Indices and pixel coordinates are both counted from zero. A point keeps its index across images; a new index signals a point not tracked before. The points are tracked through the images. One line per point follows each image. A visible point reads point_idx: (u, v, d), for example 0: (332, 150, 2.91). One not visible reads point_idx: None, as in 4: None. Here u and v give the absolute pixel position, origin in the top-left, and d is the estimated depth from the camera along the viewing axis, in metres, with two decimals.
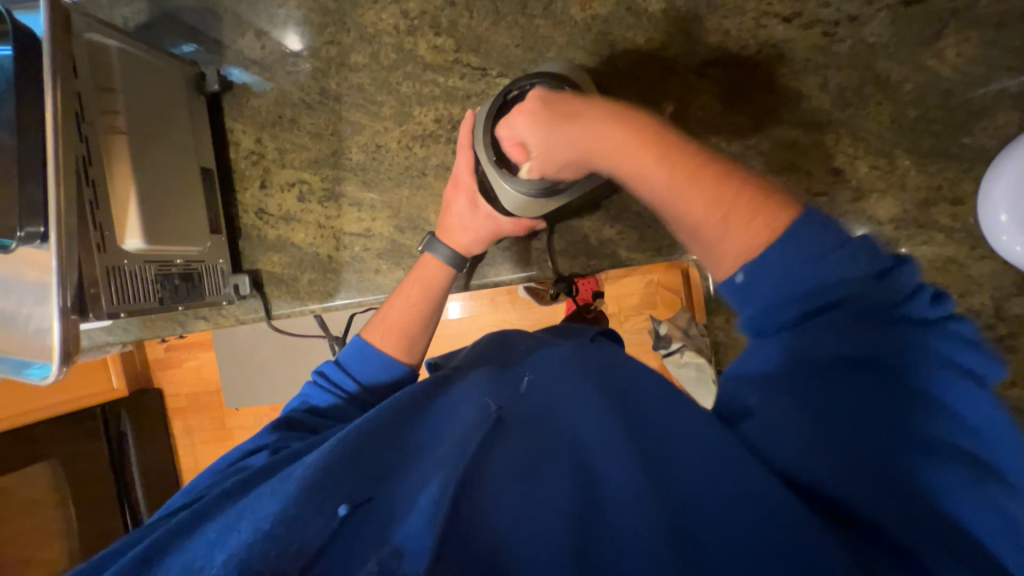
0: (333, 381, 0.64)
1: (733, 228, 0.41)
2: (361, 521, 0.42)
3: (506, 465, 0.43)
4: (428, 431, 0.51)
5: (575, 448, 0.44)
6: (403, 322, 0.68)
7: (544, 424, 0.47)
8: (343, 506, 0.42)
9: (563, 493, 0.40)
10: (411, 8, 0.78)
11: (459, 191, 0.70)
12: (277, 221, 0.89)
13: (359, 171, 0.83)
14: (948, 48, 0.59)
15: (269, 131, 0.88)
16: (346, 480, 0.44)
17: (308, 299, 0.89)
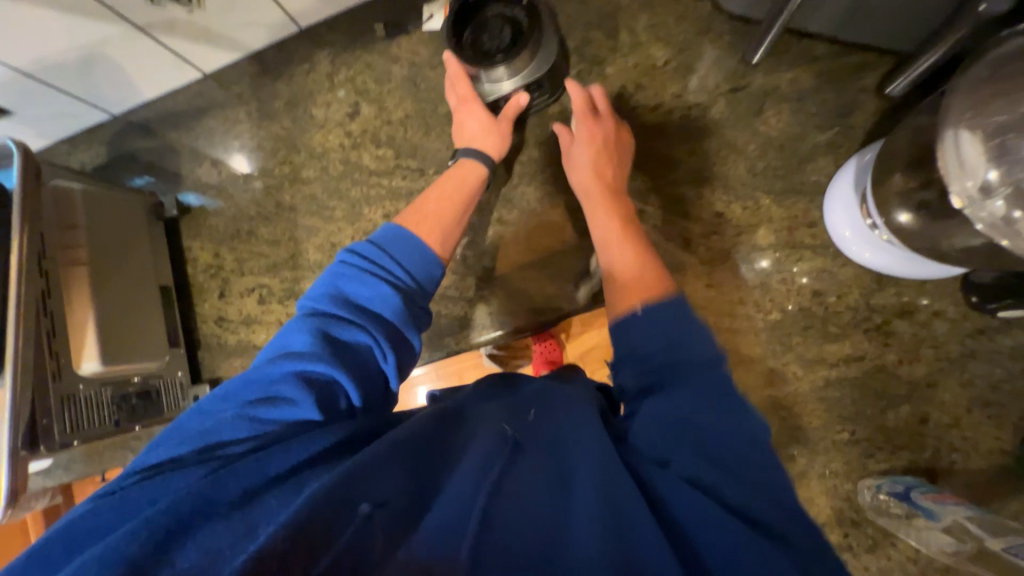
0: (368, 258, 0.55)
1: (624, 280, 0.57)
2: (374, 528, 0.36)
3: (536, 487, 0.40)
4: (440, 438, 0.46)
5: (594, 458, 0.41)
6: (442, 218, 0.64)
7: (567, 443, 0.44)
8: (371, 503, 0.37)
9: (592, 503, 0.38)
10: (353, 128, 0.92)
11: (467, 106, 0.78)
12: (238, 326, 0.92)
13: (317, 268, 0.90)
14: (770, 118, 0.79)
15: (227, 244, 0.94)
16: (371, 482, 0.39)
17: None
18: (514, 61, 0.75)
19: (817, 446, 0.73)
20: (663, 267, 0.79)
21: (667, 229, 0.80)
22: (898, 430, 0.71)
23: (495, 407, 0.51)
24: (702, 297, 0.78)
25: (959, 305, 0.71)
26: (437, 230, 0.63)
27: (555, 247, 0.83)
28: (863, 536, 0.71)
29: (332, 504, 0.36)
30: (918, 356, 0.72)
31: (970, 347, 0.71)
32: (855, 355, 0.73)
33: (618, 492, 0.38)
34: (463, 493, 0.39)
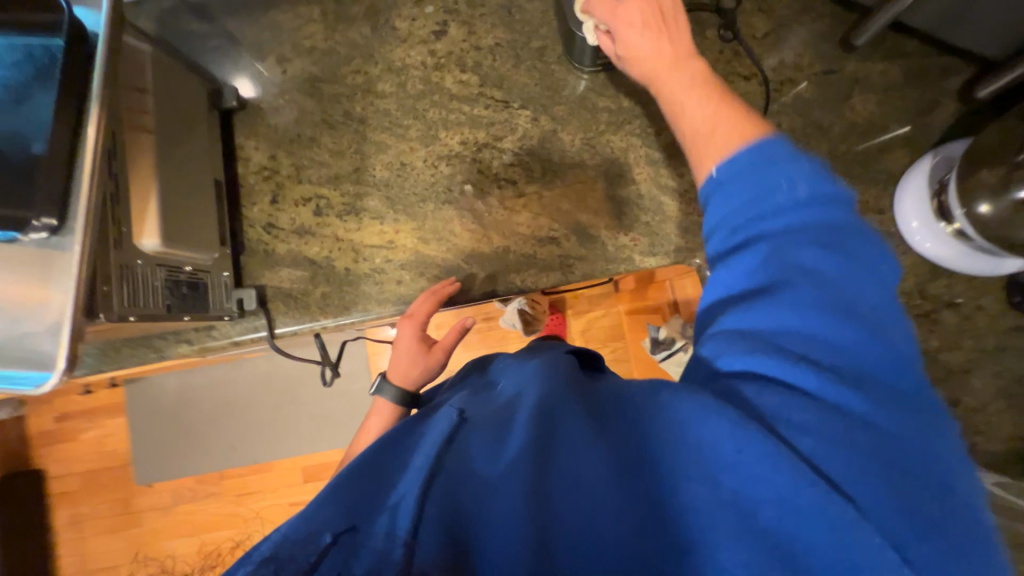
0: None
1: (717, 138, 0.49)
2: (348, 552, 0.37)
3: (481, 455, 0.42)
4: (412, 430, 0.50)
5: (527, 413, 0.43)
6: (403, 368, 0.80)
7: (504, 417, 0.45)
8: (332, 534, 0.37)
9: (519, 466, 0.39)
10: (438, 48, 0.88)
11: (403, 322, 0.80)
12: (289, 235, 0.87)
13: (383, 186, 0.87)
14: (857, 105, 0.82)
15: (285, 148, 0.89)
16: (333, 505, 0.39)
17: (320, 314, 0.86)
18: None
19: None
20: None
21: None
22: None
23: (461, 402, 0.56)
24: None
25: (1000, 301, 0.77)
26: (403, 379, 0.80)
27: (634, 199, 0.83)
28: None
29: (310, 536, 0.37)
30: (959, 345, 0.77)
31: (1004, 341, 0.77)
32: None
33: (539, 436, 0.41)
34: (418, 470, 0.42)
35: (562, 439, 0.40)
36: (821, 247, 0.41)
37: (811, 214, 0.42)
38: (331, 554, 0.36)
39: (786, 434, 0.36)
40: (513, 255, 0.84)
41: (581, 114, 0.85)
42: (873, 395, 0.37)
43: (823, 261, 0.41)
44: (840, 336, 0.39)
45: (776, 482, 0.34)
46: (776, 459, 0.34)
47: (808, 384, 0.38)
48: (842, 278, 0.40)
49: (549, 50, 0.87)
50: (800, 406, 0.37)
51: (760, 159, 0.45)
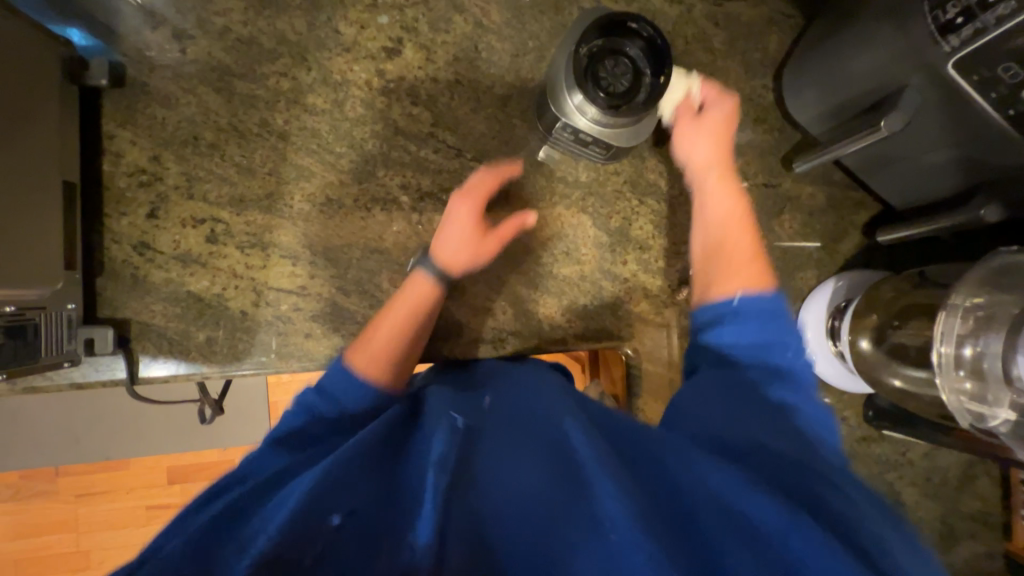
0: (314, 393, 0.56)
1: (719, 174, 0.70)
2: (352, 537, 0.35)
3: (494, 461, 0.41)
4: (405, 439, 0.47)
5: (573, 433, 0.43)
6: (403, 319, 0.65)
7: (516, 430, 0.46)
8: (340, 516, 0.36)
9: (542, 476, 0.39)
10: (388, 69, 0.76)
11: (464, 200, 0.71)
12: (169, 261, 0.71)
13: (301, 221, 0.74)
14: (785, 223, 0.88)
15: (175, 151, 0.71)
16: (344, 494, 0.37)
17: (201, 361, 0.72)
18: (607, 111, 0.69)
19: None
20: (666, 327, 0.84)
21: (678, 293, 0.84)
22: None
23: (450, 401, 0.52)
24: None
25: (859, 415, 0.90)
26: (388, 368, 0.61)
27: (574, 278, 0.81)
28: None
29: (312, 522, 0.35)
30: None
31: (855, 449, 0.90)
32: None
33: (570, 474, 0.39)
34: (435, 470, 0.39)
35: (600, 483, 0.37)
36: (789, 381, 0.54)
37: (753, 342, 0.56)
38: (339, 539, 0.35)
39: (819, 496, 0.39)
40: (444, 320, 0.78)
41: (537, 181, 0.80)
42: (822, 463, 0.44)
43: (749, 342, 0.56)
44: (785, 448, 0.44)
45: (786, 522, 0.35)
46: (790, 522, 0.35)
47: (774, 445, 0.44)
48: (795, 395, 0.52)
49: (514, 102, 0.79)
50: (766, 440, 0.45)
51: (762, 336, 0.56)
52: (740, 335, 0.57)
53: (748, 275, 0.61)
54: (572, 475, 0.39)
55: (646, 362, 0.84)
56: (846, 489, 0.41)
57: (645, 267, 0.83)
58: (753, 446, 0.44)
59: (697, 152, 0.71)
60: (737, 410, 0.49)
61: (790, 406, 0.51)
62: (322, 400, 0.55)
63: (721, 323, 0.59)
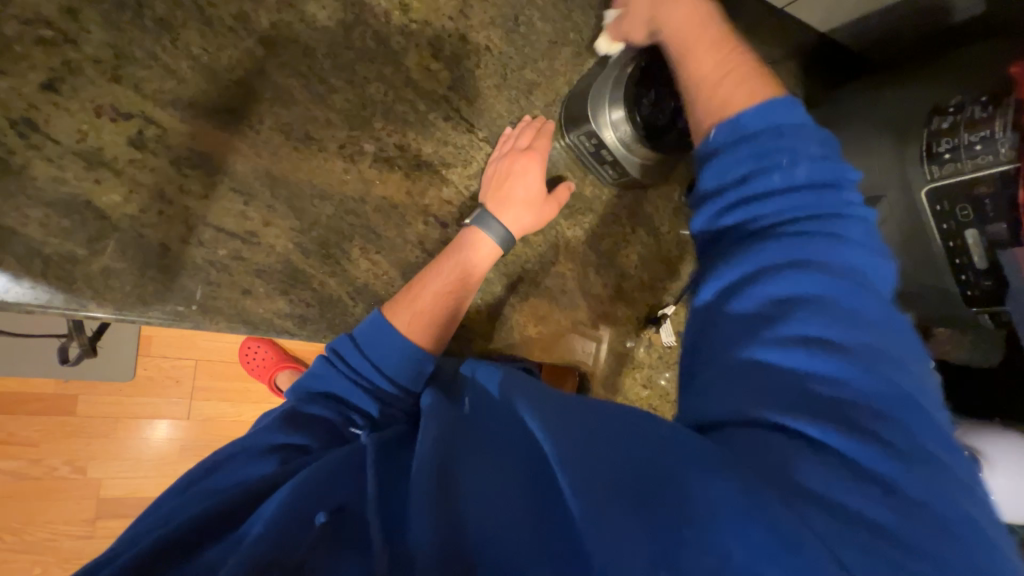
0: (350, 365, 0.53)
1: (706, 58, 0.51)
2: (337, 535, 0.35)
3: (470, 469, 0.38)
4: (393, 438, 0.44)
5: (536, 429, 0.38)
6: (441, 310, 0.60)
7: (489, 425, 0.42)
8: (325, 514, 0.36)
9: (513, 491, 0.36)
10: (413, 6, 0.64)
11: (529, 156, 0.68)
12: (65, 155, 0.52)
13: (267, 153, 0.60)
14: None
15: (104, 12, 0.52)
16: (336, 490, 0.38)
17: (89, 295, 0.55)
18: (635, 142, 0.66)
19: None
20: (624, 356, 0.86)
21: (645, 325, 0.86)
22: None
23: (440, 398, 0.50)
24: (636, 393, 0.88)
25: None
26: (431, 331, 0.58)
27: (555, 291, 0.79)
28: None
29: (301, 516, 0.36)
30: None
31: None
32: None
33: (539, 475, 0.36)
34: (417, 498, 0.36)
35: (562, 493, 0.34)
36: (827, 274, 0.37)
37: (803, 192, 0.40)
38: (320, 537, 0.35)
39: (851, 428, 0.32)
40: None
41: None
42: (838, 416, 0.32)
43: (805, 284, 0.37)
44: (822, 327, 0.35)
45: (731, 519, 0.29)
46: (789, 494, 0.30)
47: (806, 366, 0.34)
48: (854, 296, 0.37)
49: (541, 92, 0.73)
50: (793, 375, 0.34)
51: (759, 124, 0.43)
52: (727, 165, 0.43)
53: (764, 87, 0.47)
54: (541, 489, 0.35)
55: (600, 386, 0.85)
56: (854, 391, 0.33)
57: (621, 294, 0.84)
58: (802, 397, 0.33)
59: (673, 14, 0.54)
60: (764, 340, 0.36)
61: (805, 266, 0.37)
62: (361, 380, 0.53)
63: (718, 217, 0.43)
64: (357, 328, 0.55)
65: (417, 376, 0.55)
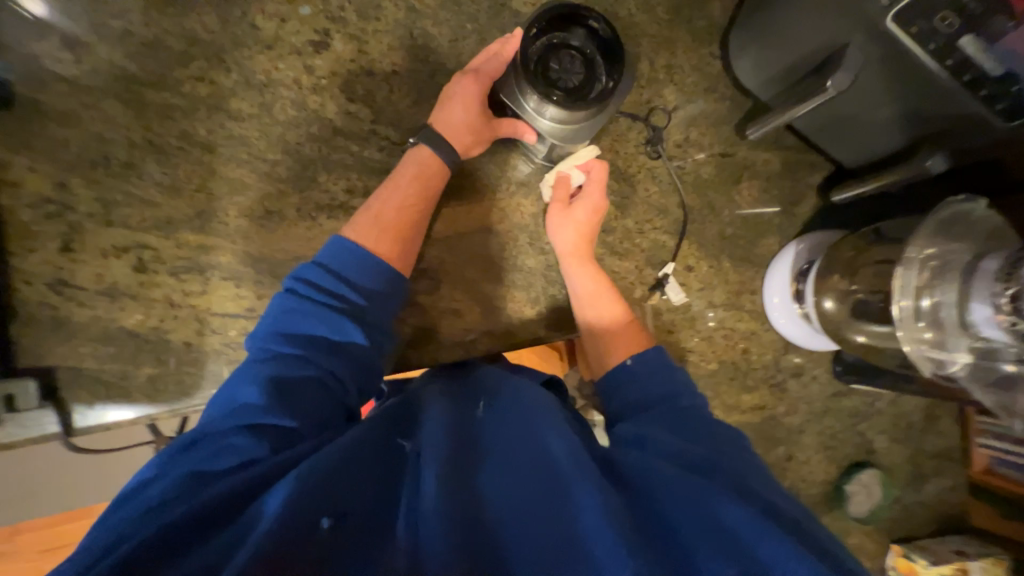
0: (317, 286, 0.52)
1: (580, 266, 0.73)
2: (344, 537, 0.35)
3: (497, 484, 0.39)
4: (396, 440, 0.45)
5: (553, 441, 0.42)
6: (400, 225, 0.62)
7: (510, 441, 0.43)
8: (331, 518, 0.35)
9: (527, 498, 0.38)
10: (317, 64, 0.70)
11: (467, 78, 0.68)
12: (92, 297, 0.64)
13: (240, 238, 0.68)
14: (745, 190, 0.88)
15: (84, 175, 0.63)
16: (339, 494, 0.37)
17: (144, 401, 0.66)
18: (567, 110, 0.64)
19: None
20: (636, 309, 0.83)
21: (646, 272, 0.83)
22: (773, 466, 0.90)
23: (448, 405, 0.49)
24: (663, 341, 0.84)
25: (828, 373, 0.92)
26: (394, 246, 0.61)
27: (541, 268, 0.79)
28: None
29: (302, 517, 0.35)
30: (797, 409, 0.91)
31: (828, 405, 0.92)
32: (760, 405, 0.89)
33: (551, 487, 0.38)
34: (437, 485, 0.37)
35: (582, 496, 0.36)
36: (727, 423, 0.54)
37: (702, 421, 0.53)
38: (331, 540, 0.34)
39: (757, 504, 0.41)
40: (408, 327, 0.74)
41: (492, 172, 0.77)
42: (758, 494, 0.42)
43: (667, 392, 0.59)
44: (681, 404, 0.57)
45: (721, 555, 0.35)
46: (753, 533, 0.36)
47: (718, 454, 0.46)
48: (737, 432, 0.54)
49: None
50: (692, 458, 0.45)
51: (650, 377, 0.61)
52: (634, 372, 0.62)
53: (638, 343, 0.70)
54: (553, 487, 0.38)
55: None
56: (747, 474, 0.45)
57: (610, 249, 0.81)
58: (723, 471, 0.44)
59: (563, 236, 0.73)
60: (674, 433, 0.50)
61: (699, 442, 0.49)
62: (333, 296, 0.52)
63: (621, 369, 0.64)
64: (317, 252, 0.54)
65: (390, 281, 0.56)
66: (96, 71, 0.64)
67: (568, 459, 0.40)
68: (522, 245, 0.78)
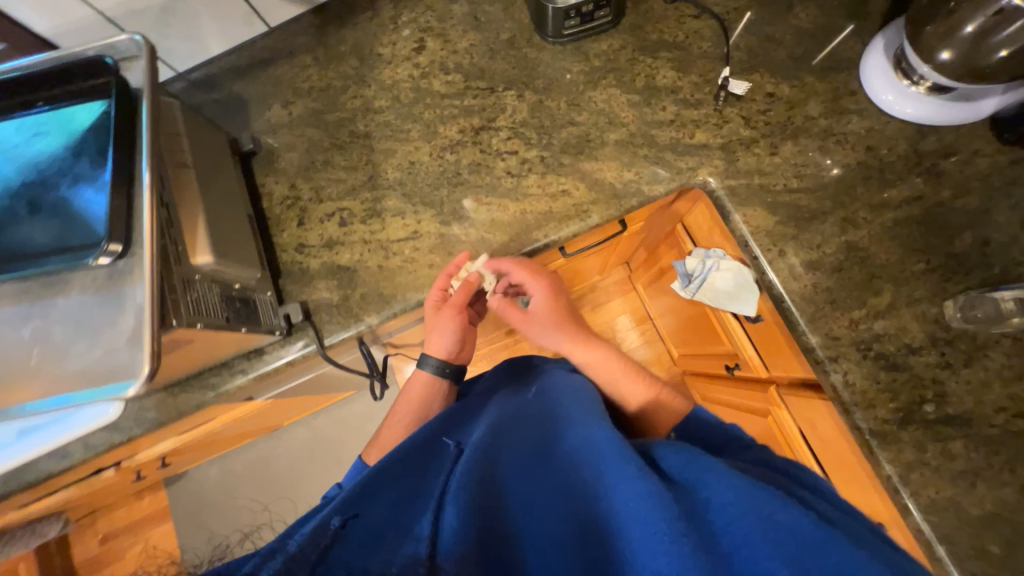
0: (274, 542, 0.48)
1: (598, 364, 0.94)
2: (359, 538, 0.52)
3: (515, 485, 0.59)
4: (433, 445, 0.70)
5: (558, 454, 0.62)
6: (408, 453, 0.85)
7: (519, 457, 0.63)
8: (339, 517, 0.52)
9: (522, 495, 0.58)
10: (420, 60, 0.99)
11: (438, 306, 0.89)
12: (320, 249, 0.92)
13: (398, 185, 0.93)
14: (801, 13, 0.91)
15: (304, 176, 0.96)
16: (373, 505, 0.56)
17: (364, 313, 0.89)
18: None
19: (898, 278, 0.78)
20: (729, 143, 0.87)
21: (725, 111, 0.88)
22: (966, 256, 0.78)
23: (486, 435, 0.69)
24: (769, 164, 0.85)
25: (992, 143, 0.81)
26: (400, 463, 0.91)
27: (626, 138, 0.89)
28: (958, 351, 0.75)
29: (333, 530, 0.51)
30: (968, 189, 0.80)
31: (1009, 175, 0.80)
32: (915, 196, 0.81)
33: (531, 501, 0.57)
34: (462, 491, 0.54)
35: (538, 500, 0.57)
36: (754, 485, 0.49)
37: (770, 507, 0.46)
38: (351, 534, 0.52)
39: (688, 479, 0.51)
40: (531, 215, 0.89)
41: (560, 82, 0.94)
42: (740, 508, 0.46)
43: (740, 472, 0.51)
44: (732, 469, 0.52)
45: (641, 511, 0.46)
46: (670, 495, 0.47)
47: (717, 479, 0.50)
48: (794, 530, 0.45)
49: (518, 38, 0.97)
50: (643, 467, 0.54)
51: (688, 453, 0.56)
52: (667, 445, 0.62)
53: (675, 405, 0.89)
54: (517, 500, 0.57)
55: (728, 178, 0.85)
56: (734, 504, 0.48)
57: (684, 104, 0.90)
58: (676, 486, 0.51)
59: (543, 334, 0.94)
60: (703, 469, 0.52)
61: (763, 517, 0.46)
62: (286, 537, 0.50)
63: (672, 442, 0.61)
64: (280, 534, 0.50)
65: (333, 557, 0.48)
66: (299, 113, 1.00)
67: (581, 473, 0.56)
68: (602, 124, 0.91)
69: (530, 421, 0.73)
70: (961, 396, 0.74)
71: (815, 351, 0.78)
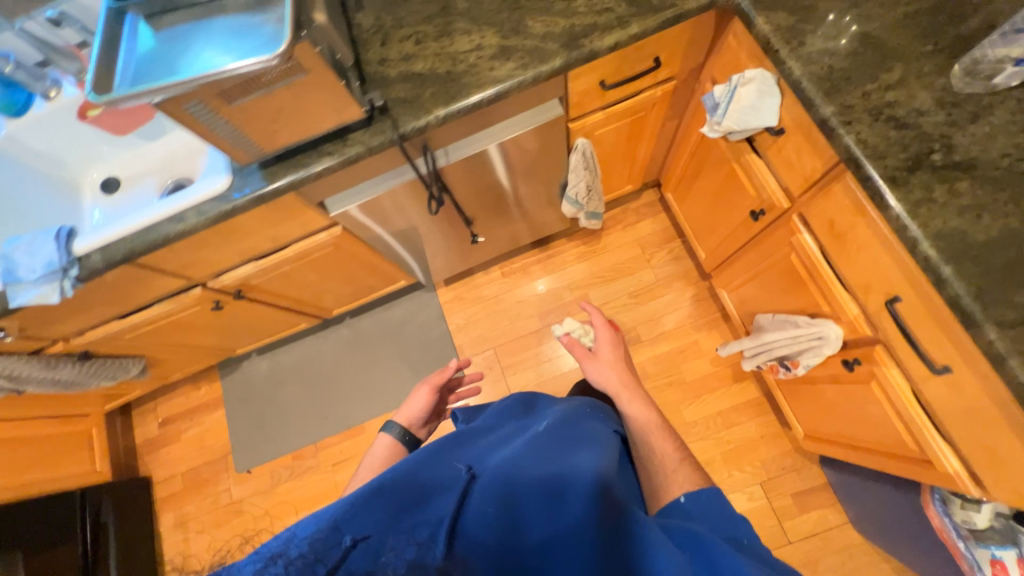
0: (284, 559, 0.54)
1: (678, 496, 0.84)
2: (364, 550, 0.57)
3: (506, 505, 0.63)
4: (448, 469, 0.72)
5: (568, 487, 0.65)
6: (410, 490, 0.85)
7: (524, 479, 0.67)
8: (353, 537, 0.58)
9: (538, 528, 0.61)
10: None
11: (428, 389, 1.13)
12: (398, 62, 1.10)
13: (467, 12, 1.11)
14: None
15: (388, 9, 1.16)
16: (359, 522, 0.60)
17: (433, 108, 1.05)
18: None
19: (908, 57, 0.88)
20: None
21: None
22: (973, 36, 0.87)
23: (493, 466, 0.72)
24: None
25: None
26: None
27: None
28: (964, 111, 0.83)
29: (338, 537, 0.58)
30: None
31: None
32: None
33: (546, 535, 0.60)
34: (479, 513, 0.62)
35: (548, 531, 0.61)
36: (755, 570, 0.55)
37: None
38: (353, 550, 0.57)
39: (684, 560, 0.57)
40: (579, 28, 1.04)
41: None
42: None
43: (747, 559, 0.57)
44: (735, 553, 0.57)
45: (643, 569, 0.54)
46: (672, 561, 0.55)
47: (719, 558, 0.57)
48: None
49: None
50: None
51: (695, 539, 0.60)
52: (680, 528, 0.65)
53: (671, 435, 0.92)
54: (528, 523, 0.62)
55: None
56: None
57: None
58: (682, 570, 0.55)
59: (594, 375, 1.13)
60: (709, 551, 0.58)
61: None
62: (307, 545, 0.56)
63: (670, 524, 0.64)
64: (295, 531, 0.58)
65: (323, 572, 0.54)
66: None
67: (584, 522, 0.60)
68: None
69: (537, 456, 0.73)
70: (968, 145, 0.82)
71: (829, 118, 0.88)
